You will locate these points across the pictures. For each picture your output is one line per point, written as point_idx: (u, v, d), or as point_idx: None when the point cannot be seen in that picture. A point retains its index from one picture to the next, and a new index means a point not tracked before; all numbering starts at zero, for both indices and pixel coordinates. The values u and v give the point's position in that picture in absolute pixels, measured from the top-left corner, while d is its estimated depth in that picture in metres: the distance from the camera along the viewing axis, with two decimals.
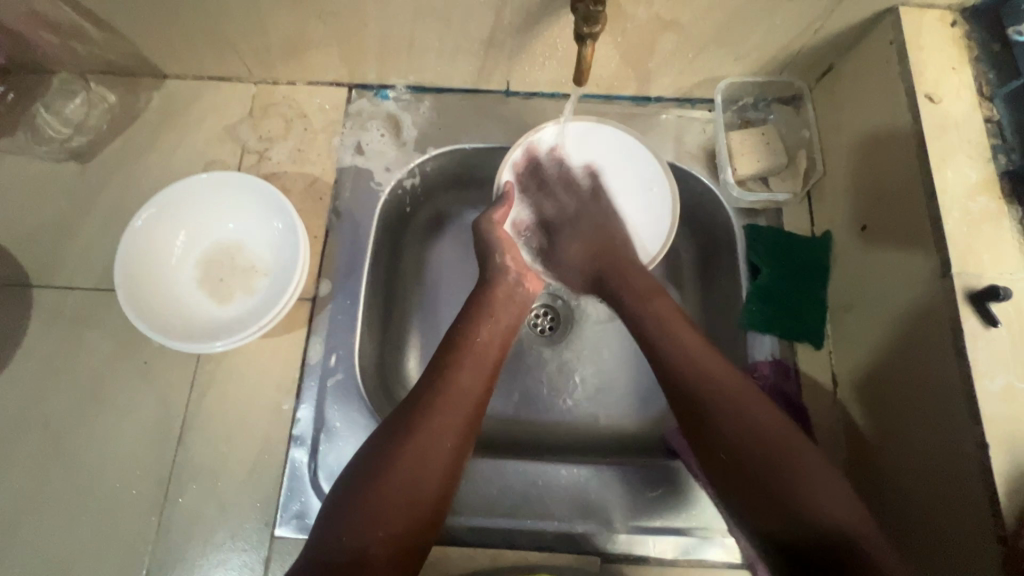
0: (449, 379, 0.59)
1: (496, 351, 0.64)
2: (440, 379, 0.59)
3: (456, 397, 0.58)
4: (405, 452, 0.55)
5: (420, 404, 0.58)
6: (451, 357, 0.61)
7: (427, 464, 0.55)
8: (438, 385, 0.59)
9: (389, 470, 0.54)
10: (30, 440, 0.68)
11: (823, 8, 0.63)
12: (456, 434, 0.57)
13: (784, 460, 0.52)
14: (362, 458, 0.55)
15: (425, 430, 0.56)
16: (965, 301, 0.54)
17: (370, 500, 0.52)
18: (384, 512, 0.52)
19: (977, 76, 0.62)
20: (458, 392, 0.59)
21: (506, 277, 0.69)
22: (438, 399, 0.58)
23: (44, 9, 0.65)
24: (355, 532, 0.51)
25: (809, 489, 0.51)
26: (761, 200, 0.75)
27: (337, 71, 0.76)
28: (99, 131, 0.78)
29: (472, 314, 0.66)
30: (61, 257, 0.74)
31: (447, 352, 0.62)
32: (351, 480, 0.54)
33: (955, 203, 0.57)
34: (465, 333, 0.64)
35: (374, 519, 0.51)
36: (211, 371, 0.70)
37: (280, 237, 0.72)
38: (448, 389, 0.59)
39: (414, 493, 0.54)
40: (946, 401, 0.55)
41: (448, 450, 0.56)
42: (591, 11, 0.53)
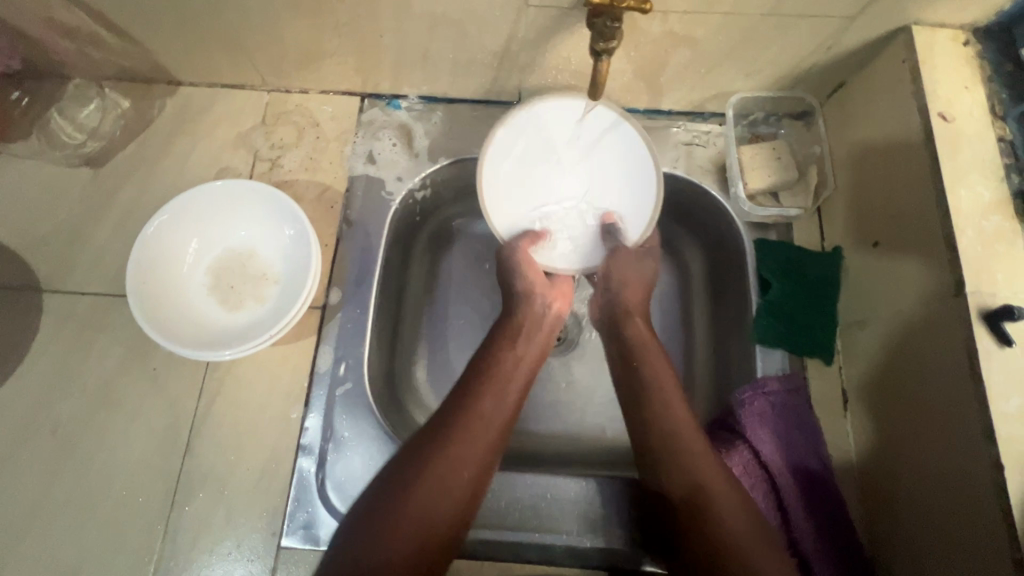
0: (475, 406, 0.59)
1: (526, 373, 0.64)
2: (467, 404, 0.59)
3: (480, 422, 0.58)
4: (434, 469, 0.55)
5: (452, 422, 0.58)
6: (481, 378, 0.61)
7: (449, 493, 0.54)
8: (466, 412, 0.58)
9: (418, 486, 0.54)
10: (37, 445, 0.68)
11: (836, 26, 0.63)
12: (481, 457, 0.57)
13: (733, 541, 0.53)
14: (383, 482, 0.55)
15: (455, 448, 0.56)
16: (979, 321, 0.54)
17: (384, 528, 0.51)
18: (407, 525, 0.52)
19: (990, 95, 0.62)
20: (482, 418, 0.58)
21: (533, 306, 0.69)
22: (467, 418, 0.58)
23: (62, 17, 0.66)
24: (377, 544, 0.51)
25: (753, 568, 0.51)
26: (772, 215, 0.75)
27: (351, 81, 0.77)
28: (113, 137, 0.79)
29: (501, 339, 0.66)
30: (72, 262, 0.74)
31: (475, 375, 0.62)
32: (378, 494, 0.54)
33: (969, 221, 0.57)
34: (494, 357, 0.64)
35: (395, 531, 0.51)
36: (220, 378, 0.70)
37: (292, 244, 0.72)
38: (474, 408, 0.59)
39: (431, 522, 0.53)
40: (959, 422, 0.54)
41: (469, 477, 0.56)
42: (608, 27, 0.53)
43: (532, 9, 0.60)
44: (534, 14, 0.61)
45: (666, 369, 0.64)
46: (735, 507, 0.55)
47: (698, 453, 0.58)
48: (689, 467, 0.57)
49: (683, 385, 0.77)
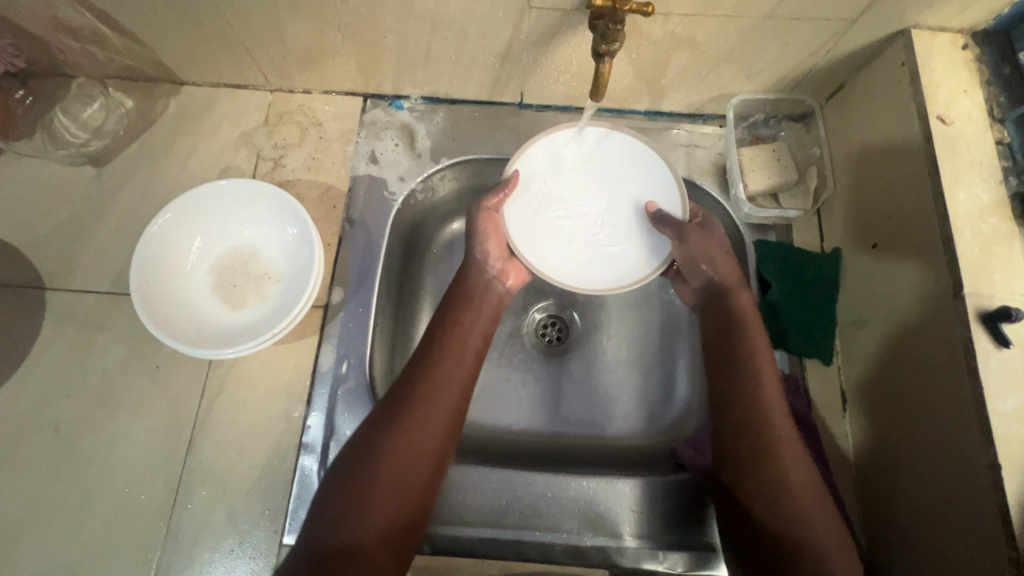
0: (432, 375, 0.58)
1: (480, 341, 0.63)
2: (424, 374, 0.58)
3: (439, 393, 0.57)
4: (392, 447, 0.54)
5: (407, 400, 0.57)
6: (432, 350, 0.60)
7: (412, 464, 0.55)
8: (423, 381, 0.58)
9: (379, 465, 0.54)
10: (40, 443, 0.68)
11: (836, 29, 0.64)
12: (439, 430, 0.57)
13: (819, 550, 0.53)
14: (345, 457, 0.55)
15: (409, 424, 0.55)
16: (977, 322, 0.54)
17: (351, 503, 0.52)
18: (375, 504, 0.53)
19: (988, 98, 0.63)
20: (441, 387, 0.58)
21: (484, 272, 0.66)
22: (423, 393, 0.57)
23: (67, 17, 0.66)
24: (348, 525, 0.52)
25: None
26: (772, 216, 0.76)
27: (354, 81, 0.77)
28: (116, 136, 0.79)
29: (450, 306, 0.64)
30: (75, 261, 0.74)
31: (431, 346, 0.60)
32: (342, 475, 0.54)
33: (967, 223, 0.57)
34: (447, 324, 0.62)
35: (365, 510, 0.52)
36: (223, 376, 0.70)
37: (294, 243, 0.73)
38: (428, 381, 0.58)
39: (400, 494, 0.54)
40: (956, 422, 0.55)
41: (432, 447, 0.56)
42: (611, 29, 0.54)
43: (534, 11, 0.61)
44: (537, 16, 0.61)
45: (767, 355, 0.61)
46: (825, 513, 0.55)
47: (786, 440, 0.57)
48: (784, 474, 0.56)
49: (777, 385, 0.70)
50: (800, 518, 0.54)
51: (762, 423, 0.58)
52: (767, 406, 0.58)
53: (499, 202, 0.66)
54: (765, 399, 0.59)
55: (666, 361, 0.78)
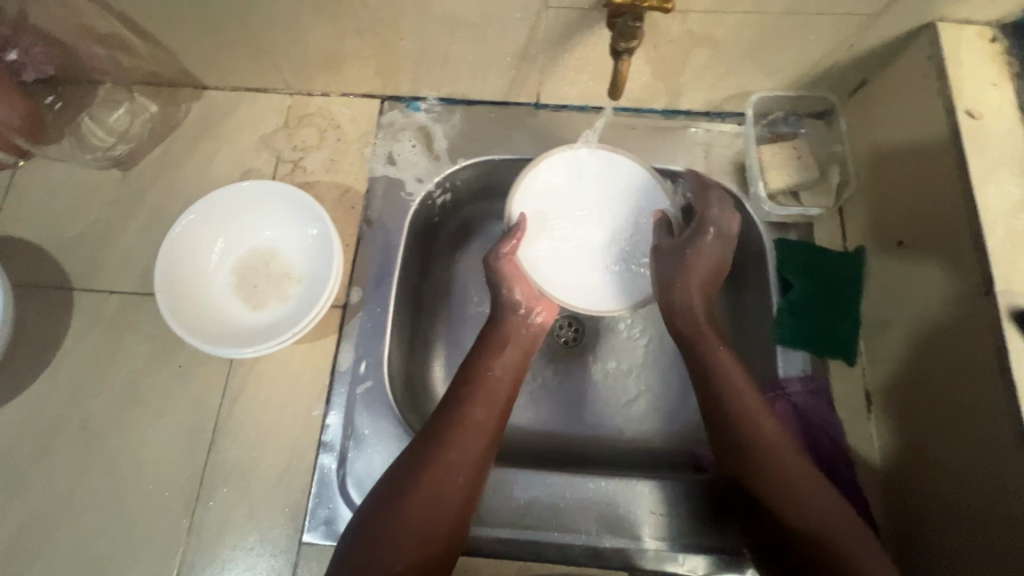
0: (465, 414, 0.60)
1: (509, 387, 0.65)
2: (458, 412, 0.61)
3: (472, 431, 0.60)
4: (421, 485, 0.56)
5: (437, 440, 0.59)
6: (464, 392, 0.62)
7: (444, 496, 0.57)
8: (455, 419, 0.60)
9: (408, 502, 0.55)
10: (67, 439, 0.69)
11: (860, 24, 0.63)
12: (470, 468, 0.58)
13: (774, 476, 0.58)
14: (382, 489, 0.57)
15: (439, 462, 0.57)
16: (1008, 322, 0.53)
17: (385, 533, 0.54)
18: (403, 541, 0.54)
19: (1019, 92, 0.61)
20: (473, 426, 0.60)
21: (515, 313, 0.69)
22: (452, 433, 0.59)
23: (95, 23, 0.68)
24: (375, 557, 0.53)
25: (801, 495, 0.57)
26: (792, 214, 0.75)
27: (371, 83, 0.78)
28: (140, 140, 0.81)
29: (485, 347, 0.67)
30: (101, 262, 0.76)
31: (464, 385, 0.63)
32: (375, 510, 0.55)
33: (998, 219, 0.56)
34: (481, 365, 0.65)
35: (393, 543, 0.54)
36: (244, 376, 0.71)
37: (314, 244, 0.74)
38: (459, 422, 0.60)
39: (430, 522, 0.55)
40: (988, 426, 0.53)
41: (463, 481, 0.58)
42: (630, 26, 0.54)
43: (552, 10, 0.61)
44: (555, 15, 0.61)
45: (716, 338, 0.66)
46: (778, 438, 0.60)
47: (742, 387, 0.62)
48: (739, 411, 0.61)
49: (780, 383, 0.70)
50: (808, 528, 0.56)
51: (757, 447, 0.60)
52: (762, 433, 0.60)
53: (513, 249, 0.68)
54: (755, 428, 0.60)
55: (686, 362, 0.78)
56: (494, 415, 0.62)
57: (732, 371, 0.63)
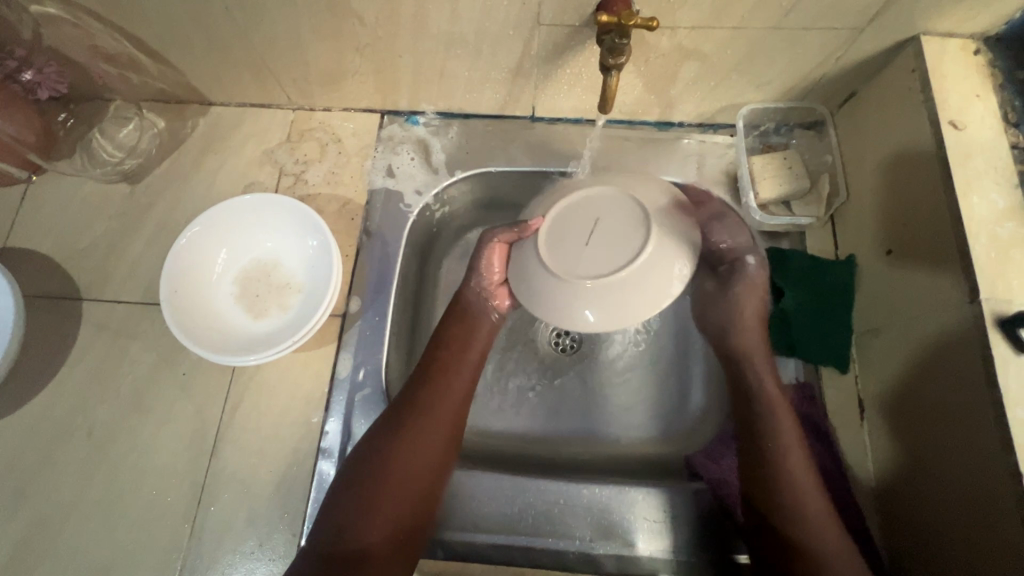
0: (437, 388, 0.64)
1: (477, 357, 0.69)
2: (428, 386, 0.65)
3: (446, 403, 0.64)
4: (397, 455, 0.61)
5: (409, 413, 0.63)
6: (434, 367, 0.66)
7: (418, 463, 0.61)
8: (426, 394, 0.64)
9: (386, 469, 0.60)
10: (73, 445, 0.71)
11: (845, 38, 0.64)
12: (438, 450, 0.62)
13: (783, 484, 0.62)
14: (357, 457, 0.61)
15: (410, 444, 0.61)
16: (993, 328, 0.54)
17: (362, 497, 0.58)
18: (382, 503, 0.58)
19: (1002, 103, 0.62)
20: (443, 399, 0.64)
21: (481, 295, 0.72)
22: (420, 413, 0.63)
23: (106, 43, 0.71)
24: (355, 524, 0.57)
25: (802, 507, 0.61)
26: (782, 224, 0.77)
27: (371, 98, 0.80)
28: (148, 155, 0.83)
29: (454, 323, 0.70)
30: (109, 272, 0.78)
31: (431, 361, 0.67)
32: (349, 477, 0.60)
33: (982, 227, 0.57)
34: (448, 342, 0.69)
35: (371, 511, 0.58)
36: (246, 383, 0.73)
37: (315, 254, 0.75)
38: (430, 400, 0.64)
39: (410, 489, 0.60)
40: (975, 427, 0.54)
41: (438, 450, 0.62)
42: (617, 44, 0.55)
43: (544, 28, 0.63)
44: (546, 32, 0.63)
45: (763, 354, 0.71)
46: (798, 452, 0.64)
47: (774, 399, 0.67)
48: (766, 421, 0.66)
49: None
50: (814, 553, 0.59)
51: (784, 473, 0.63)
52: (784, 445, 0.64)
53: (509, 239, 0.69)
54: (784, 449, 0.64)
55: (682, 371, 0.78)
56: (459, 396, 0.66)
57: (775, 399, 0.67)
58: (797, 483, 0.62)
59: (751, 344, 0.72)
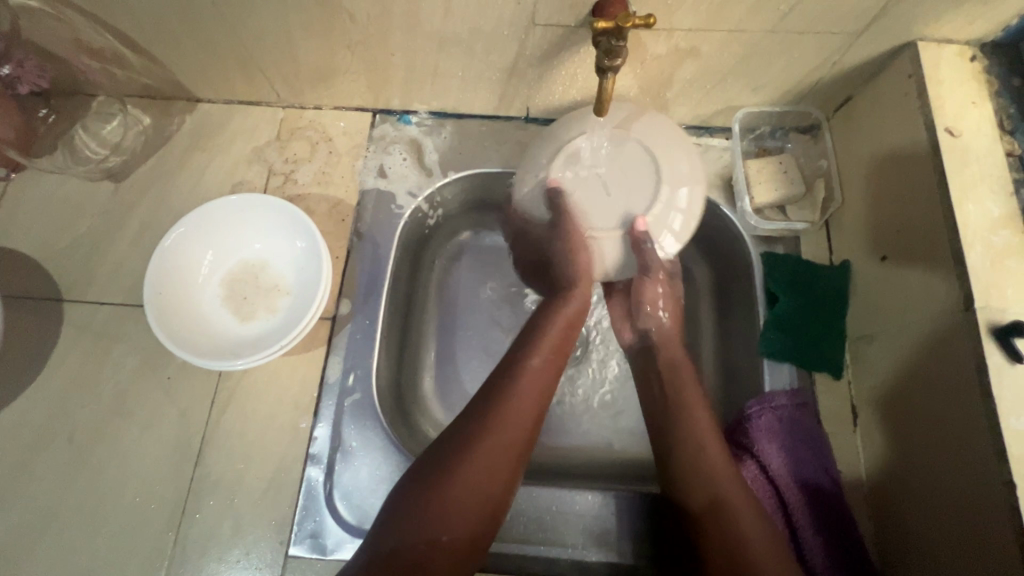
0: (523, 379, 0.60)
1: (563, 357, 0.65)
2: (515, 376, 0.60)
3: (531, 397, 0.59)
4: (478, 450, 0.54)
5: (495, 403, 0.57)
6: (524, 359, 0.61)
7: (498, 460, 0.54)
8: (515, 384, 0.59)
9: (462, 466, 0.53)
10: (54, 450, 0.69)
11: (841, 42, 0.64)
12: (521, 439, 0.56)
13: (678, 445, 0.61)
14: (435, 451, 0.55)
15: (500, 429, 0.55)
16: (988, 337, 0.54)
17: (437, 497, 0.51)
18: (455, 505, 0.51)
19: (998, 110, 0.62)
20: (531, 394, 0.59)
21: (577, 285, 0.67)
22: (503, 402, 0.57)
23: (89, 37, 0.69)
24: (420, 527, 0.50)
25: (705, 475, 0.58)
26: (778, 228, 0.76)
27: (363, 97, 0.79)
28: (133, 152, 0.81)
29: (549, 312, 0.67)
30: (92, 273, 0.76)
31: (526, 352, 0.62)
32: (423, 470, 0.53)
33: (978, 235, 0.57)
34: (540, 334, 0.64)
35: (442, 510, 0.51)
36: (232, 387, 0.71)
37: (303, 255, 0.74)
38: (518, 389, 0.59)
39: (483, 491, 0.53)
40: (969, 435, 0.54)
41: (520, 448, 0.56)
42: (613, 46, 0.54)
43: (539, 28, 0.62)
44: (541, 32, 0.62)
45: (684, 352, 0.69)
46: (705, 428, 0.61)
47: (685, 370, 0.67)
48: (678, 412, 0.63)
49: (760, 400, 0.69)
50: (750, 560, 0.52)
51: (698, 466, 0.59)
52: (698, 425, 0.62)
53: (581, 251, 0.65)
54: (692, 419, 0.62)
55: None
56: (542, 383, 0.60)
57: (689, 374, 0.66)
58: (701, 455, 0.59)
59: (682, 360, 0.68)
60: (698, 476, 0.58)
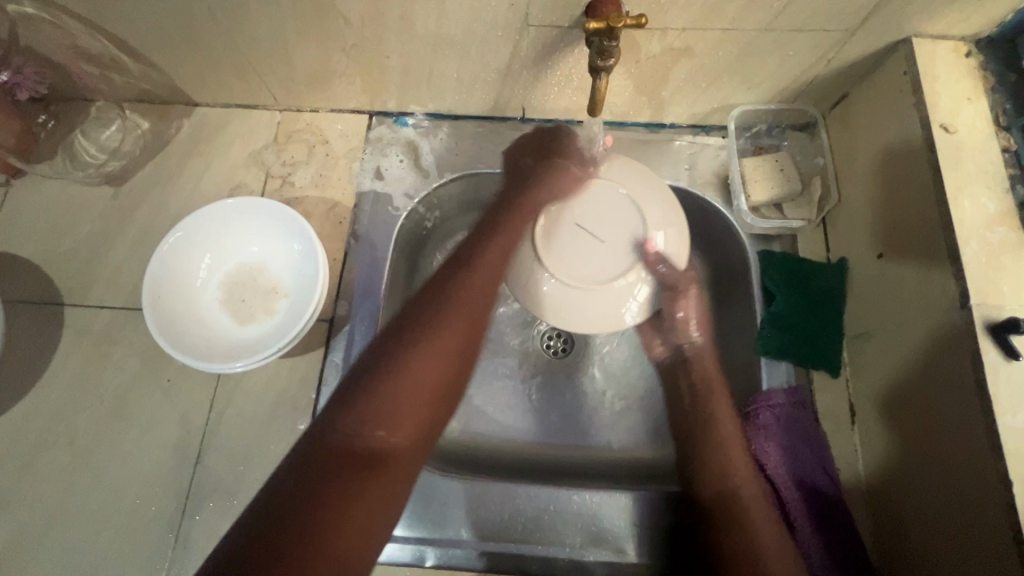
0: (476, 262, 0.56)
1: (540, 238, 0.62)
2: (472, 258, 0.57)
3: (485, 277, 0.55)
4: (431, 331, 0.50)
5: (450, 286, 0.54)
6: (481, 243, 0.58)
7: (453, 338, 0.51)
8: (473, 264, 0.56)
9: (415, 341, 0.49)
10: (55, 453, 0.70)
11: (836, 40, 0.64)
12: (475, 317, 0.53)
13: (705, 451, 0.66)
14: (388, 333, 0.51)
15: (451, 308, 0.52)
16: (984, 335, 0.53)
17: (386, 378, 0.47)
18: (410, 383, 0.47)
19: (993, 106, 0.62)
20: (484, 274, 0.56)
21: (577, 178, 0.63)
22: (461, 292, 0.53)
23: (87, 43, 0.70)
24: (369, 409, 0.46)
25: (726, 479, 0.64)
26: (774, 227, 0.75)
27: (359, 100, 0.79)
28: (132, 156, 0.82)
29: (529, 187, 0.63)
30: (92, 277, 0.77)
31: (490, 237, 0.59)
32: (377, 350, 0.50)
33: (973, 232, 0.57)
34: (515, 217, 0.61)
35: (393, 389, 0.47)
36: (231, 389, 0.72)
37: (300, 258, 0.74)
38: (474, 270, 0.55)
39: (439, 366, 0.49)
40: (966, 434, 0.54)
41: (476, 323, 0.53)
42: (606, 46, 0.54)
43: (533, 29, 0.62)
44: (535, 33, 0.63)
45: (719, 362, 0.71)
46: (732, 435, 0.66)
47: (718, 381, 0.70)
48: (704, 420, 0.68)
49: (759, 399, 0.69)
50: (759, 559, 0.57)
51: (726, 483, 0.63)
52: (722, 433, 0.66)
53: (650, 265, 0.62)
54: (718, 428, 0.67)
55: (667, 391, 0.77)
56: (495, 263, 0.57)
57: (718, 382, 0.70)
58: (723, 461, 0.65)
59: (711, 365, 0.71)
60: (719, 481, 0.64)
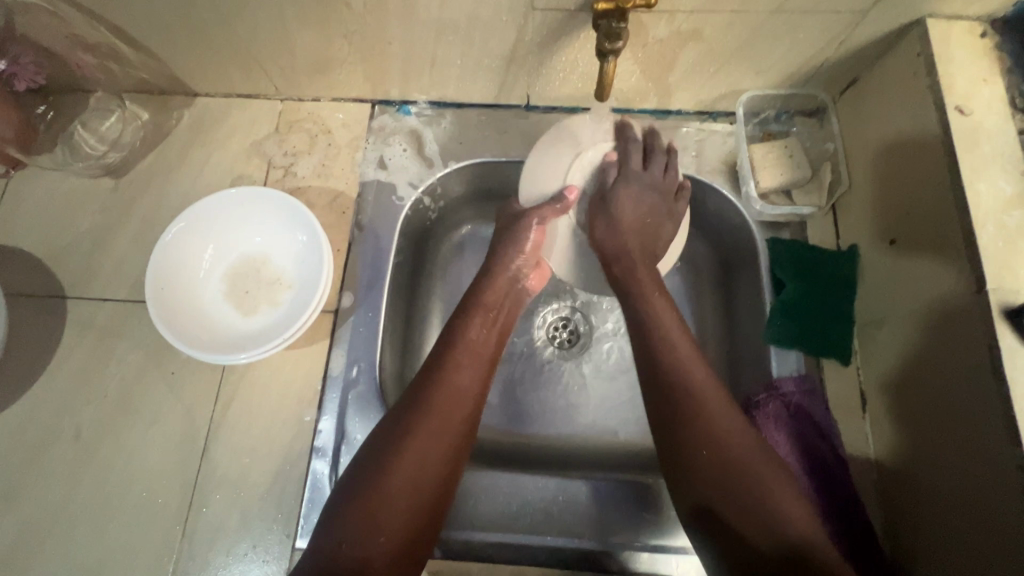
0: (446, 377, 0.59)
1: (494, 345, 0.64)
2: (437, 376, 0.59)
3: (455, 396, 0.58)
4: (403, 455, 0.54)
5: (416, 405, 0.57)
6: (444, 358, 0.60)
7: (428, 461, 0.54)
8: (435, 382, 0.58)
9: (392, 467, 0.53)
10: (59, 447, 0.70)
11: (848, 21, 0.62)
12: (450, 440, 0.56)
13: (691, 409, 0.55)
14: (368, 448, 0.55)
15: (423, 434, 0.55)
16: (1001, 319, 0.53)
17: (366, 503, 0.51)
18: (385, 509, 0.51)
19: (1009, 88, 0.61)
20: (454, 393, 0.58)
21: (506, 271, 0.67)
22: (436, 406, 0.57)
23: (84, 32, 0.68)
24: (356, 537, 0.50)
25: (723, 436, 0.54)
26: (783, 213, 0.75)
27: (361, 88, 0.78)
28: (132, 148, 0.81)
29: (470, 303, 0.65)
30: (94, 270, 0.76)
31: (441, 350, 0.61)
32: (357, 470, 0.54)
33: (989, 216, 0.56)
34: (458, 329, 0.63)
35: (371, 520, 0.51)
36: (236, 381, 0.71)
37: (304, 249, 0.73)
38: (442, 390, 0.58)
39: (415, 487, 0.53)
40: (981, 420, 0.53)
41: (449, 446, 0.56)
42: (613, 28, 0.53)
43: (538, 13, 0.61)
44: (541, 17, 0.61)
45: (668, 313, 0.62)
46: (722, 397, 0.56)
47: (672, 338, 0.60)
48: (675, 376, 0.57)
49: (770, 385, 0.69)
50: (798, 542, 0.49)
51: (722, 448, 0.53)
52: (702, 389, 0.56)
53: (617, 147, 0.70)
54: (698, 391, 0.56)
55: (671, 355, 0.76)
56: (470, 381, 0.60)
57: (675, 336, 0.60)
58: (720, 417, 0.55)
59: (649, 298, 0.63)
60: (716, 440, 0.54)
